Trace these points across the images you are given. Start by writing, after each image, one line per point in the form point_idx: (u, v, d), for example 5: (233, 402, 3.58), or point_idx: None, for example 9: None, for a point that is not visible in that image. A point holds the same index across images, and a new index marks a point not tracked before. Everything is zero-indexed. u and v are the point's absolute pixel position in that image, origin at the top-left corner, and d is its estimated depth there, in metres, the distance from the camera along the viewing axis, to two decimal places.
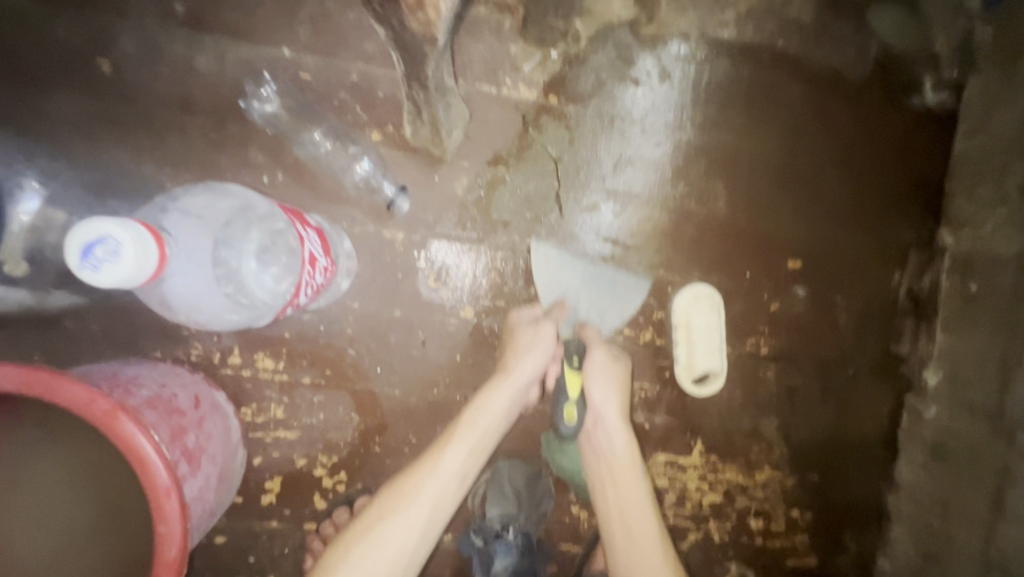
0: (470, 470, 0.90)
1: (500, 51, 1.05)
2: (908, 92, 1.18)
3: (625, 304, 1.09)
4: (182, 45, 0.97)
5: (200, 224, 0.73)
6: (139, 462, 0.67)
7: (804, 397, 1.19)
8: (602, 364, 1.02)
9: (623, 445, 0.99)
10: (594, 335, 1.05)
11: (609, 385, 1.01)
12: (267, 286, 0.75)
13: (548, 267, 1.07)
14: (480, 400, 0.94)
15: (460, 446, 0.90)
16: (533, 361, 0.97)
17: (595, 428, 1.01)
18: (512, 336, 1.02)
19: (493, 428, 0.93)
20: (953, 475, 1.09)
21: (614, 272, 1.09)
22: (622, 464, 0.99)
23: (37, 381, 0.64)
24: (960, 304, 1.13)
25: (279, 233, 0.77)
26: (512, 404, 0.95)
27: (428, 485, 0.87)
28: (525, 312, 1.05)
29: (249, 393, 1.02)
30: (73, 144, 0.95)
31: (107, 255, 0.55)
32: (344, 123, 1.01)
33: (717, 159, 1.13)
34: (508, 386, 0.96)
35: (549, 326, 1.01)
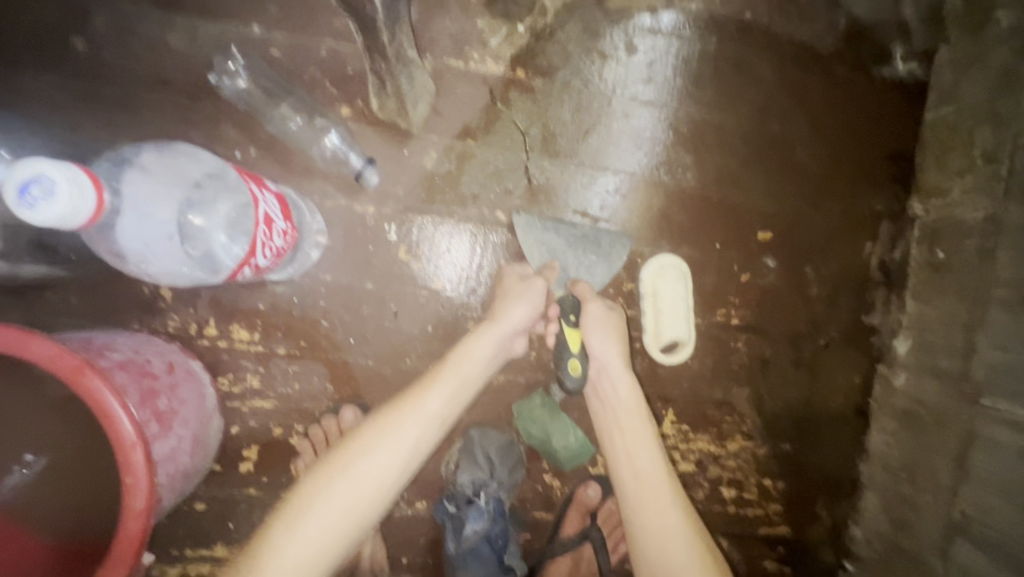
0: (450, 414, 0.93)
1: (467, 27, 1.06)
2: (877, 62, 1.19)
3: (613, 261, 1.10)
4: (156, 26, 1.02)
5: (161, 183, 0.75)
6: (105, 416, 0.70)
7: (775, 367, 1.21)
8: (599, 317, 1.04)
9: (627, 391, 1.03)
10: (587, 290, 1.06)
11: (608, 334, 1.04)
12: (229, 252, 0.75)
13: (532, 235, 1.09)
14: (464, 347, 0.97)
15: (444, 388, 0.93)
16: (522, 311, 1.00)
17: (600, 378, 1.05)
18: (500, 288, 1.05)
19: (477, 373, 0.97)
20: (919, 440, 1.10)
21: (595, 231, 1.11)
22: (627, 409, 1.02)
23: (4, 336, 0.67)
24: (927, 273, 1.14)
25: (241, 208, 0.77)
26: (497, 350, 0.99)
27: (410, 424, 0.89)
28: (515, 269, 1.07)
29: (226, 364, 1.05)
30: (53, 122, 1.00)
31: (43, 194, 0.54)
32: (313, 98, 1.04)
33: (684, 132, 1.15)
34: (493, 334, 0.98)
35: (540, 280, 1.03)
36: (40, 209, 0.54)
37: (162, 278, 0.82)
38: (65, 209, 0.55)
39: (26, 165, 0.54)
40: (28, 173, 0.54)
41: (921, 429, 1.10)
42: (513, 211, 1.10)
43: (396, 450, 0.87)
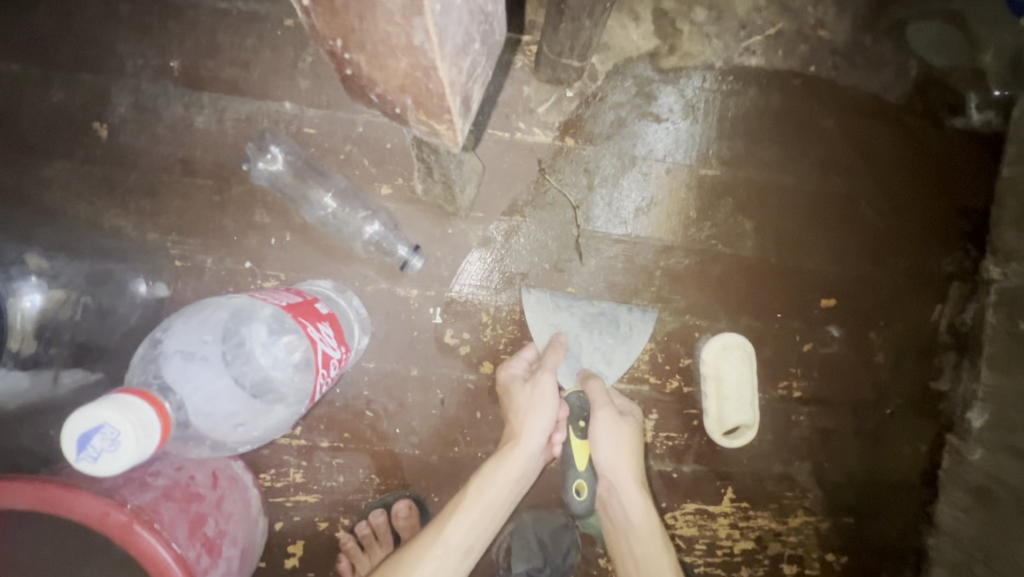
0: (475, 543, 0.84)
1: (512, 94, 0.99)
2: (951, 112, 1.09)
3: (629, 345, 1.05)
4: (179, 104, 0.93)
5: (207, 359, 0.67)
6: (160, 571, 0.67)
7: (838, 439, 1.14)
8: (610, 427, 0.94)
9: (640, 515, 0.92)
10: (598, 389, 0.97)
11: (619, 446, 0.94)
12: (279, 360, 0.69)
13: (544, 314, 1.03)
14: (486, 471, 0.88)
15: (466, 517, 0.85)
16: (541, 422, 0.90)
17: (611, 498, 0.95)
18: (509, 398, 0.95)
19: (502, 500, 0.87)
20: (999, 522, 1.02)
21: (613, 309, 1.04)
22: (640, 538, 0.91)
23: (49, 495, 0.64)
24: (1009, 341, 1.07)
25: (282, 313, 0.71)
26: (524, 472, 0.88)
27: (431, 558, 0.82)
28: (515, 367, 0.98)
29: (268, 459, 1.00)
30: (74, 213, 0.92)
31: (106, 446, 0.50)
32: (353, 180, 0.96)
33: (745, 195, 1.07)
34: (518, 454, 0.88)
35: (548, 377, 0.93)
36: (100, 462, 0.50)
37: (223, 450, 0.73)
38: (131, 460, 0.50)
39: (87, 411, 0.49)
40: (87, 422, 0.49)
41: (1000, 509, 1.03)
42: (525, 285, 1.02)
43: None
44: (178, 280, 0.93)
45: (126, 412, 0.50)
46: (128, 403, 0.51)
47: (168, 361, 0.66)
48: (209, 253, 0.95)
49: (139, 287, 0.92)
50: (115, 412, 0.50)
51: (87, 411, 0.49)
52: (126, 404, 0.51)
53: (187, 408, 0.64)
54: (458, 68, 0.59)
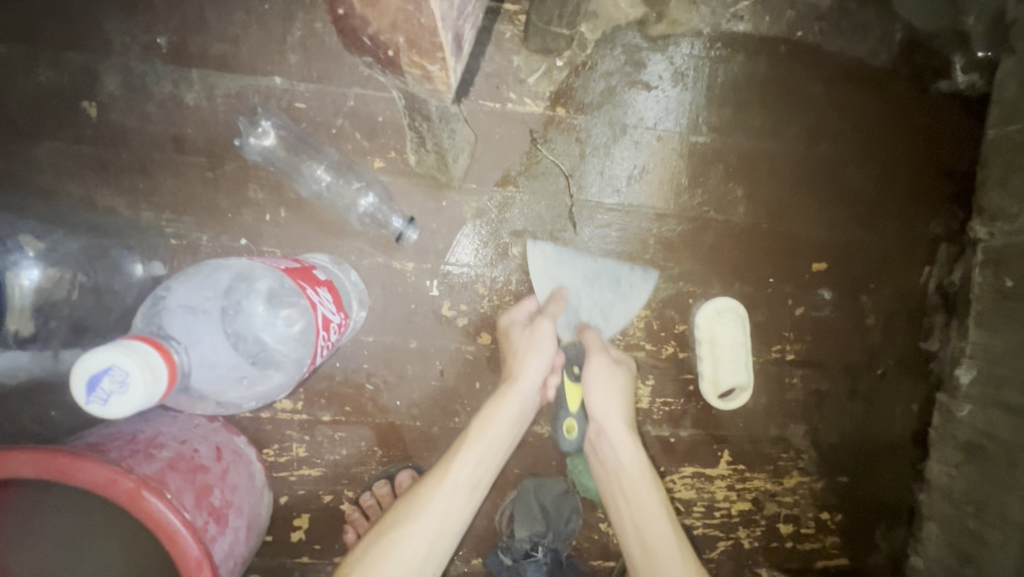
0: (481, 480, 0.89)
1: (502, 64, 0.99)
2: (936, 75, 1.11)
3: (629, 302, 1.07)
4: (169, 81, 0.93)
5: (202, 314, 0.68)
6: (169, 536, 0.68)
7: (831, 400, 1.16)
8: (603, 370, 0.98)
9: (629, 454, 0.96)
10: (595, 339, 1.01)
11: (610, 390, 0.97)
12: (277, 329, 0.70)
13: (546, 265, 1.04)
14: (487, 410, 0.91)
15: (470, 455, 0.89)
16: (537, 364, 0.94)
17: (600, 440, 0.98)
18: (508, 341, 0.99)
19: (503, 438, 0.91)
20: (989, 476, 1.06)
21: (614, 266, 1.06)
22: (629, 475, 0.95)
23: (54, 463, 0.64)
24: (995, 300, 1.08)
25: (281, 277, 0.73)
26: (523, 410, 0.93)
27: (439, 494, 0.86)
28: (516, 313, 1.01)
29: (270, 434, 1.01)
30: (68, 193, 0.92)
31: (116, 388, 0.51)
32: (346, 154, 0.96)
33: (735, 162, 1.08)
34: (517, 393, 0.93)
35: (546, 322, 0.97)
36: (110, 404, 0.51)
37: (228, 407, 0.76)
38: (141, 401, 0.52)
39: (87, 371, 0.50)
40: (91, 377, 0.51)
41: (989, 463, 1.06)
42: (529, 238, 1.03)
43: (434, 527, 0.84)
44: (174, 257, 0.95)
45: (132, 354, 0.51)
46: (134, 346, 0.52)
47: (170, 315, 0.68)
48: (205, 230, 0.95)
49: (135, 265, 0.92)
50: (123, 354, 0.51)
51: (94, 353, 0.50)
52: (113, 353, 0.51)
53: (193, 354, 0.65)
54: (449, 6, 0.65)
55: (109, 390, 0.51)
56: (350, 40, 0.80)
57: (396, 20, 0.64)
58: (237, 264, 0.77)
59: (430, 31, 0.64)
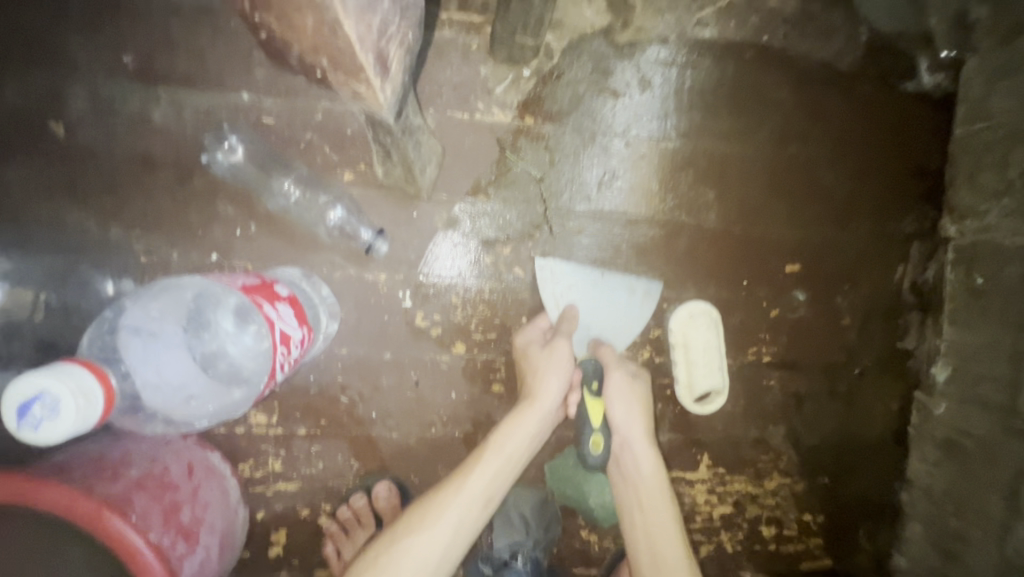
0: (495, 493, 0.89)
1: (470, 74, 1.00)
2: (902, 76, 1.12)
3: (636, 315, 1.07)
4: (136, 100, 0.93)
5: (159, 337, 0.68)
6: (132, 557, 0.68)
7: (810, 401, 1.17)
8: (622, 386, 1.02)
9: (649, 468, 1.00)
10: (610, 356, 1.04)
11: (630, 404, 1.01)
12: (239, 346, 0.70)
13: (555, 283, 1.05)
14: (507, 424, 0.93)
15: (489, 467, 0.90)
16: (557, 381, 0.96)
17: (622, 454, 1.02)
18: (526, 361, 1.00)
19: (522, 452, 0.92)
20: (967, 472, 1.05)
21: (620, 279, 1.06)
22: (648, 488, 0.99)
23: (11, 486, 0.64)
24: (968, 297, 1.08)
25: (239, 294, 0.73)
26: (541, 427, 0.94)
27: (455, 505, 0.86)
28: (532, 333, 1.02)
29: (245, 449, 1.01)
30: (35, 213, 0.92)
31: (46, 413, 0.51)
32: (315, 168, 0.96)
33: (705, 167, 1.08)
34: (537, 410, 0.94)
35: (564, 343, 0.99)
36: (40, 430, 0.51)
37: (180, 424, 0.76)
38: (73, 426, 0.52)
39: (29, 385, 0.50)
40: (30, 393, 0.50)
41: (968, 460, 1.05)
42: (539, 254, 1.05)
43: (448, 536, 0.84)
44: (143, 275, 0.94)
45: (64, 379, 0.51)
46: (68, 371, 0.52)
47: (121, 338, 0.68)
48: (175, 247, 0.95)
49: (106, 283, 0.92)
50: (52, 383, 0.51)
51: (24, 379, 0.50)
52: (59, 376, 0.52)
53: (134, 377, 0.65)
54: (365, 23, 0.63)
55: (37, 416, 0.51)
56: (290, 59, 0.80)
57: (317, 44, 0.66)
58: (202, 281, 0.78)
59: (350, 55, 0.64)
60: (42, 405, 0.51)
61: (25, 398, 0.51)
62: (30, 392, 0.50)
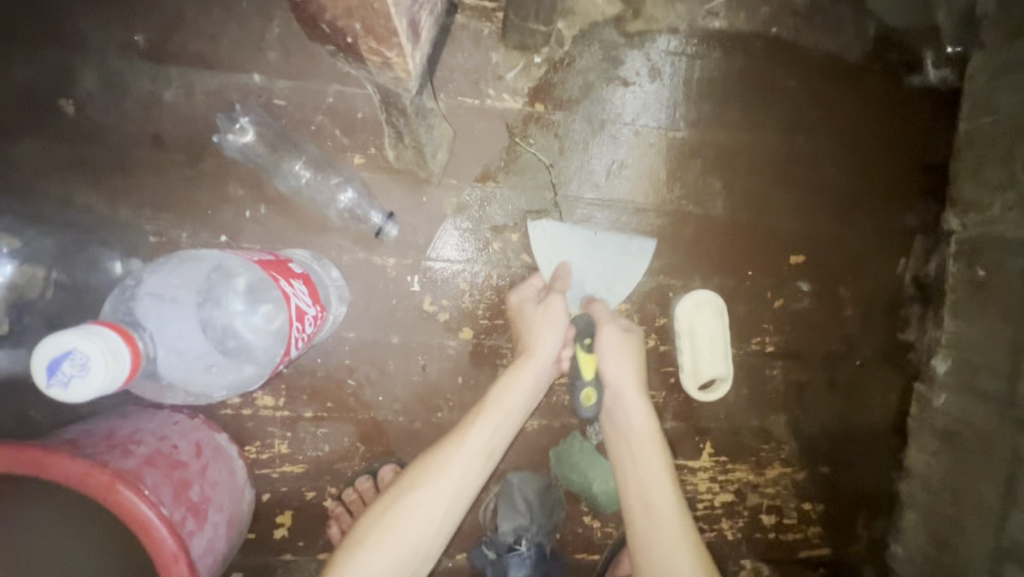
0: (495, 446, 0.90)
1: (481, 60, 1.00)
2: (908, 70, 1.13)
3: (631, 270, 1.07)
4: (147, 80, 0.93)
5: (176, 304, 0.69)
6: (144, 529, 0.68)
7: (812, 391, 1.18)
8: (613, 339, 0.99)
9: (643, 421, 0.98)
10: (602, 310, 1.02)
11: (623, 359, 0.99)
12: (254, 323, 0.71)
13: (549, 242, 1.05)
14: (502, 383, 0.93)
15: (486, 423, 0.90)
16: (553, 338, 0.95)
17: (616, 408, 1.00)
18: (519, 318, 1.00)
19: (520, 405, 0.93)
20: (964, 461, 1.07)
21: (615, 236, 1.06)
22: (640, 439, 0.97)
23: (27, 457, 0.64)
24: (968, 290, 1.09)
25: (256, 271, 0.73)
26: (538, 382, 0.94)
27: (456, 458, 0.88)
28: (526, 291, 1.02)
29: (252, 431, 1.01)
30: (45, 191, 0.92)
31: (75, 371, 0.51)
32: (325, 151, 0.97)
33: (712, 157, 1.09)
34: (532, 365, 0.94)
35: (558, 298, 0.98)
36: (65, 386, 0.51)
37: (201, 395, 0.77)
38: (98, 387, 0.52)
39: (69, 344, 0.51)
40: (65, 350, 0.51)
41: (965, 450, 1.07)
42: (530, 216, 1.04)
43: (449, 489, 0.86)
44: (152, 255, 0.94)
45: (100, 347, 0.52)
46: (98, 332, 0.53)
47: (140, 304, 0.68)
48: (184, 227, 0.95)
49: (114, 262, 0.93)
50: (90, 351, 0.52)
51: (64, 336, 0.51)
52: (100, 343, 0.52)
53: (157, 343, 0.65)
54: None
55: (66, 374, 0.51)
56: (321, 35, 0.80)
57: (351, 10, 0.64)
58: (218, 255, 0.78)
59: (389, 23, 0.64)
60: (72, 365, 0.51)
61: (61, 352, 0.51)
62: (64, 351, 0.51)
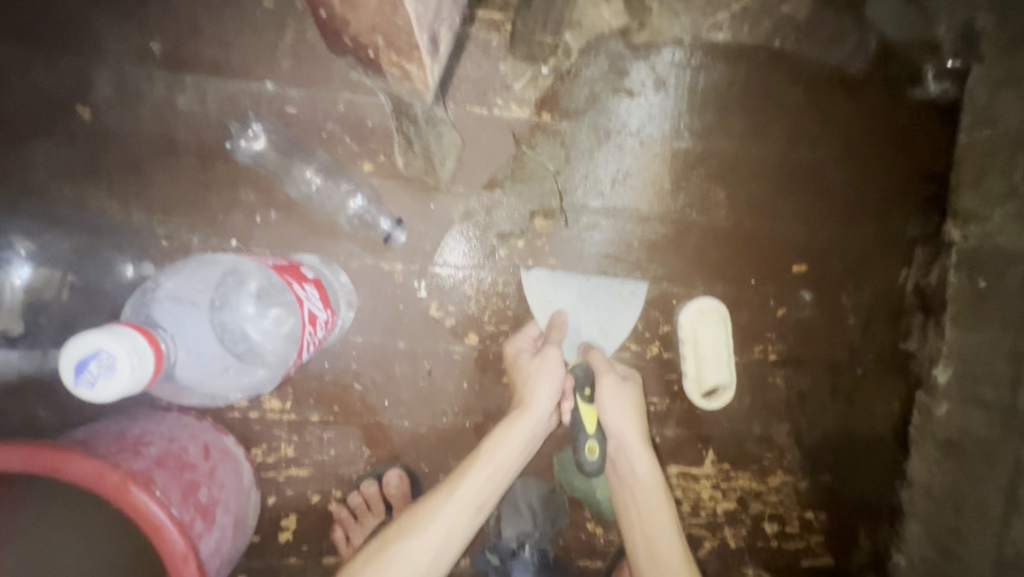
0: (485, 501, 0.90)
1: (489, 71, 1.02)
2: (909, 84, 1.14)
3: (625, 318, 1.09)
4: (162, 86, 0.95)
5: (192, 307, 0.70)
6: (155, 530, 0.68)
7: (815, 400, 1.19)
8: (613, 390, 1.01)
9: (645, 470, 0.99)
10: (601, 359, 1.04)
11: (624, 406, 1.01)
12: (265, 327, 0.71)
13: (543, 290, 1.07)
14: (497, 434, 0.93)
15: (477, 476, 0.90)
16: (549, 392, 0.96)
17: (618, 455, 1.01)
18: (517, 370, 1.01)
19: (513, 459, 0.93)
20: (966, 470, 1.08)
21: (609, 281, 1.09)
22: (643, 488, 0.99)
23: (41, 457, 0.65)
24: (970, 300, 1.10)
25: (269, 275, 0.75)
26: (532, 436, 0.95)
27: (444, 513, 0.87)
28: (522, 341, 1.04)
29: (258, 434, 1.02)
30: (59, 195, 0.94)
31: (102, 371, 0.53)
32: (336, 158, 0.98)
33: (716, 167, 1.11)
34: (528, 419, 0.94)
35: (554, 350, 0.99)
36: (90, 386, 0.53)
37: (215, 396, 0.78)
38: (113, 394, 0.53)
39: (106, 345, 0.53)
40: (99, 350, 0.53)
41: (967, 460, 1.08)
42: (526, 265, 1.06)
43: (439, 542, 0.86)
44: (163, 258, 0.96)
45: (131, 358, 0.54)
46: (123, 332, 0.54)
47: (160, 307, 0.70)
48: (195, 231, 0.96)
49: (126, 266, 0.94)
50: (124, 355, 0.53)
51: (103, 338, 0.53)
52: (138, 352, 0.54)
53: (179, 347, 0.67)
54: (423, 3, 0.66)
55: (92, 374, 0.53)
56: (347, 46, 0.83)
57: (376, 22, 0.67)
58: (232, 259, 0.80)
59: (407, 32, 0.66)
60: (98, 369, 0.53)
61: (92, 349, 0.53)
62: (97, 351, 0.53)
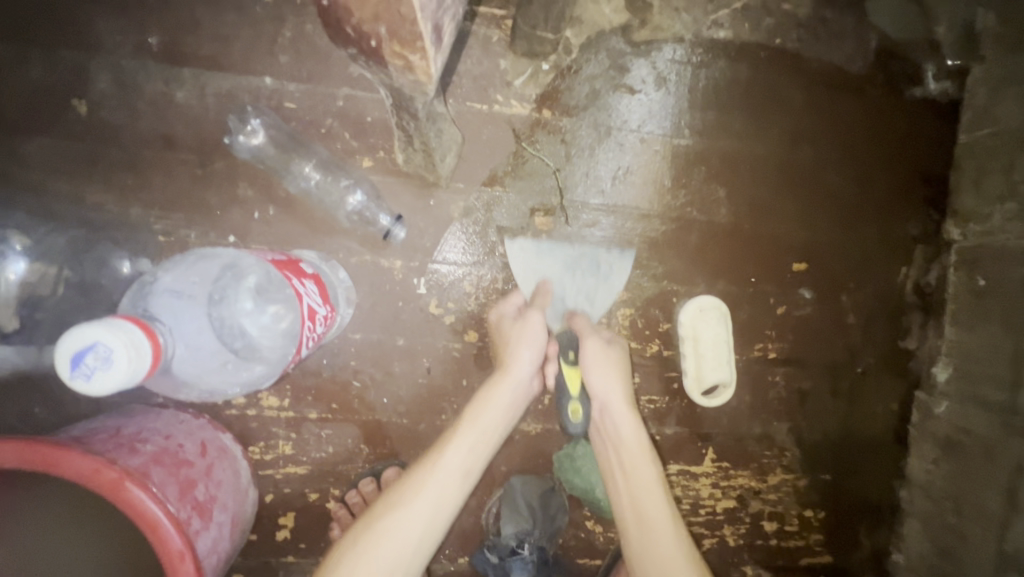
0: (473, 467, 0.87)
1: (489, 67, 1.01)
2: (909, 82, 1.14)
3: (611, 284, 1.08)
4: (160, 81, 0.94)
5: (189, 301, 0.69)
6: (151, 527, 0.68)
7: (815, 398, 1.18)
8: (597, 352, 0.99)
9: (631, 431, 0.96)
10: (584, 324, 1.03)
11: (608, 368, 0.98)
12: (263, 322, 0.71)
13: (528, 259, 1.06)
14: (479, 398, 0.91)
15: (461, 442, 0.87)
16: (531, 353, 0.94)
17: (603, 420, 0.98)
18: (499, 334, 0.99)
19: (496, 424, 0.90)
20: (965, 469, 1.08)
21: (594, 250, 1.08)
22: (630, 449, 0.94)
23: (37, 454, 0.64)
24: (969, 298, 1.11)
25: (268, 270, 0.74)
26: (515, 399, 0.92)
27: (431, 482, 0.83)
28: (506, 307, 1.02)
29: (256, 432, 1.01)
30: (55, 190, 0.93)
31: (98, 364, 0.52)
32: (335, 153, 0.98)
33: (717, 165, 1.10)
34: (510, 382, 0.92)
35: (536, 314, 0.98)
36: (85, 378, 0.52)
37: (213, 392, 0.77)
38: (110, 388, 0.53)
39: (105, 338, 0.52)
40: (97, 342, 0.52)
41: (967, 459, 1.08)
42: (511, 235, 1.05)
43: (427, 513, 0.82)
44: (161, 254, 0.95)
45: (129, 353, 0.53)
46: (122, 325, 0.54)
47: (158, 300, 0.69)
48: (193, 227, 0.96)
49: (122, 261, 0.93)
50: (123, 350, 0.53)
51: (101, 331, 0.52)
52: (137, 346, 0.54)
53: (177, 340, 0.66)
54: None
55: (89, 367, 0.52)
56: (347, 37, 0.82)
57: (379, 10, 0.66)
58: (230, 254, 0.79)
59: (411, 23, 0.66)
60: (94, 362, 0.52)
61: (91, 341, 0.52)
62: (94, 343, 0.52)
